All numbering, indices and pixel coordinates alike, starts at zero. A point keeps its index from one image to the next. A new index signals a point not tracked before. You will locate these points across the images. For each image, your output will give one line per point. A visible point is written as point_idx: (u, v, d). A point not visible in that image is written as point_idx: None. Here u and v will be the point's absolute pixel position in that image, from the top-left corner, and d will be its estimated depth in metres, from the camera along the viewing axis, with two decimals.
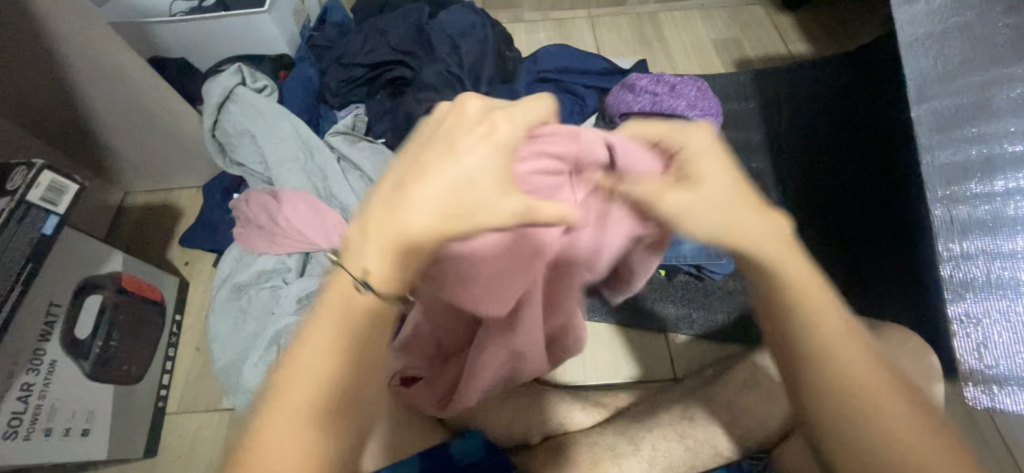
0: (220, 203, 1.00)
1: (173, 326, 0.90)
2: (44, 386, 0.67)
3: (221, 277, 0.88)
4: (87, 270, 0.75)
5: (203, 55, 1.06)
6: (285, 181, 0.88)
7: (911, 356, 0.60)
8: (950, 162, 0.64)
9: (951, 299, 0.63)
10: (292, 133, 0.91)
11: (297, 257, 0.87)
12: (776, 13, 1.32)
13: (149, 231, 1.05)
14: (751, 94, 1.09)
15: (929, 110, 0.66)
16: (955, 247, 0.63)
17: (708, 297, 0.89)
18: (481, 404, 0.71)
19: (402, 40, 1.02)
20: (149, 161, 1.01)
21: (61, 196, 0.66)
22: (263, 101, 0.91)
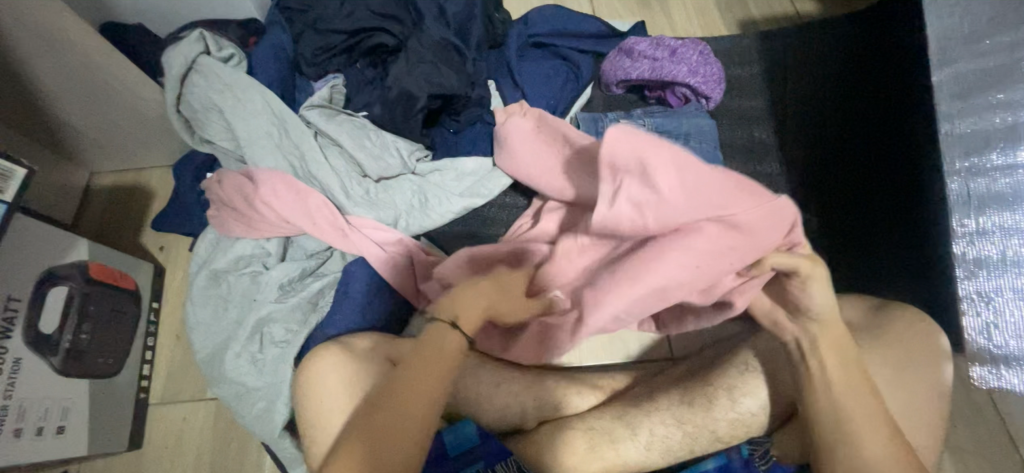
0: (193, 184, 0.94)
1: (151, 314, 0.86)
2: (9, 385, 0.63)
3: (197, 262, 0.83)
4: (46, 261, 0.70)
5: (163, 20, 0.97)
6: (258, 160, 0.82)
7: (913, 337, 0.59)
8: (970, 131, 0.60)
9: (962, 277, 0.61)
10: (263, 106, 0.83)
11: (277, 241, 0.83)
12: None
13: (120, 214, 1.00)
14: (756, 59, 1.03)
15: (951, 74, 0.61)
16: (970, 223, 0.60)
17: None
18: (474, 391, 0.69)
19: (382, 1, 0.94)
20: (112, 139, 0.94)
21: (8, 182, 0.61)
22: (230, 72, 0.84)
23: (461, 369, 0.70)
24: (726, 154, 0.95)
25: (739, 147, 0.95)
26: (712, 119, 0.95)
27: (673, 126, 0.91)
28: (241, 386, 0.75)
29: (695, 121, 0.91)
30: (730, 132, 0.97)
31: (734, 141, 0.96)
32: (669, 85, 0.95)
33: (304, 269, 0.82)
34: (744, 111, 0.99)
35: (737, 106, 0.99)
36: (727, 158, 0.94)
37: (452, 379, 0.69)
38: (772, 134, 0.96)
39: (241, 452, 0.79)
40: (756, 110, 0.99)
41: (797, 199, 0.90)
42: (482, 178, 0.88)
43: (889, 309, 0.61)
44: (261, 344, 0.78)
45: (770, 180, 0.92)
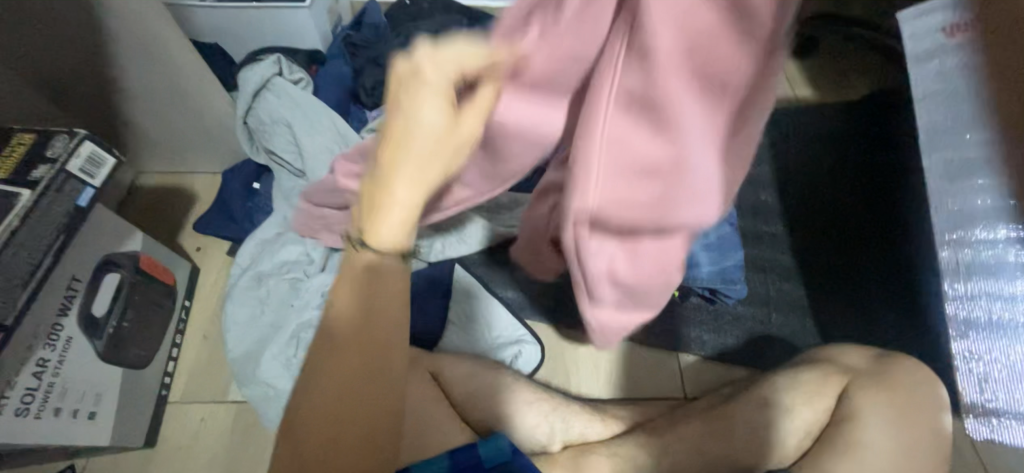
0: (241, 191, 0.99)
1: (183, 312, 0.88)
2: (58, 363, 0.64)
3: (241, 266, 0.87)
4: (109, 247, 0.72)
5: (235, 43, 1.07)
6: (318, 172, 0.87)
7: (919, 382, 0.63)
8: (956, 209, 0.69)
9: (956, 336, 0.69)
10: (329, 126, 0.91)
11: (322, 251, 0.86)
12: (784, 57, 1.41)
13: (161, 212, 1.04)
14: (763, 132, 1.16)
15: (938, 159, 0.73)
16: (959, 287, 0.69)
17: (716, 320, 0.95)
18: (506, 406, 0.72)
19: None
20: (169, 143, 1.00)
21: (98, 169, 0.64)
22: (301, 93, 0.92)
23: (495, 386, 0.73)
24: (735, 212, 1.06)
25: (746, 207, 1.07)
26: None
27: None
28: (271, 388, 0.77)
29: None
30: (739, 193, 1.08)
31: (742, 200, 1.08)
32: None
33: None
34: (751, 176, 1.10)
35: (746, 171, 1.11)
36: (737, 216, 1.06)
37: (487, 394, 0.72)
38: (776, 198, 1.08)
39: (256, 459, 0.79)
40: (763, 175, 1.10)
41: (803, 257, 1.01)
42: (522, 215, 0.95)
43: (890, 359, 0.65)
44: (296, 348, 0.79)
45: (775, 238, 1.04)
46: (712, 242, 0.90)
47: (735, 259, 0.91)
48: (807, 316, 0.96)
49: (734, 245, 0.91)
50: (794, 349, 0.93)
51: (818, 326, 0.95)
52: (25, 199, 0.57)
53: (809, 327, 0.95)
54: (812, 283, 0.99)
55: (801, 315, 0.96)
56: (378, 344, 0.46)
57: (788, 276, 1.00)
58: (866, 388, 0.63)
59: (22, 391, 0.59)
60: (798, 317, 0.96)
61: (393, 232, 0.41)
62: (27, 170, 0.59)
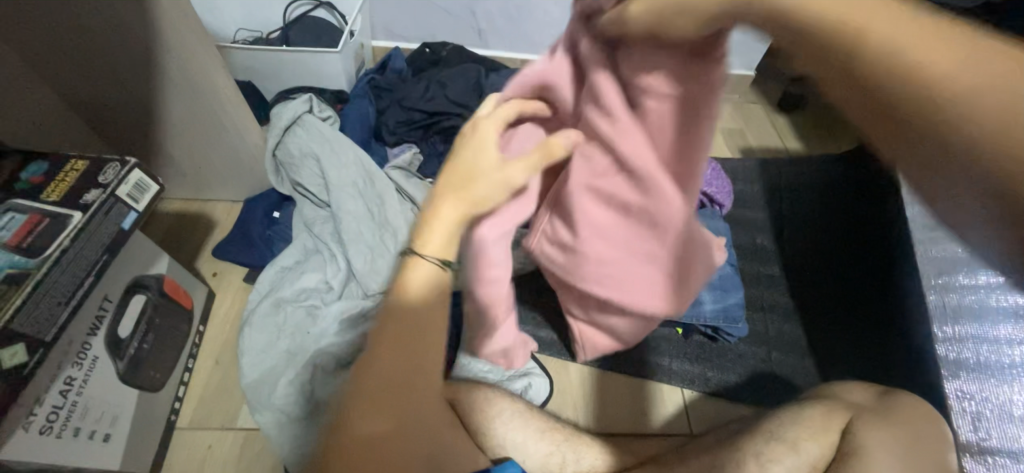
0: (262, 219, 1.03)
1: (196, 336, 0.89)
2: (83, 382, 0.65)
3: (261, 292, 0.89)
4: (139, 269, 0.75)
5: (267, 82, 1.14)
6: (342, 204, 0.92)
7: (921, 419, 0.65)
8: (942, 256, 0.77)
9: (949, 375, 0.72)
10: (354, 161, 0.96)
11: (340, 279, 0.89)
12: (773, 112, 1.53)
13: (181, 237, 1.06)
14: (756, 180, 1.25)
15: (919, 211, 0.82)
16: (948, 329, 0.74)
17: (719, 357, 0.98)
18: (520, 434, 0.73)
19: (460, 93, 1.13)
20: (196, 171, 1.04)
21: (142, 194, 0.68)
22: (330, 130, 0.98)
23: (508, 415, 0.74)
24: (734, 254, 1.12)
25: (744, 250, 1.13)
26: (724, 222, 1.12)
27: None
28: (284, 414, 0.78)
29: (710, 222, 1.08)
30: (736, 236, 1.15)
31: (740, 243, 1.14)
32: None
33: (362, 308, 0.87)
34: (747, 220, 1.17)
35: (742, 215, 1.18)
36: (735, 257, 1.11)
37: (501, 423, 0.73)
38: (771, 242, 1.14)
39: None
40: (758, 220, 1.18)
41: (799, 298, 1.06)
42: None
43: (892, 398, 0.68)
44: (311, 375, 0.81)
45: (772, 279, 1.09)
46: (713, 281, 0.96)
47: (737, 298, 0.96)
48: (806, 356, 0.99)
49: (735, 285, 0.96)
50: (795, 388, 0.95)
51: (817, 367, 0.98)
52: (76, 220, 0.60)
53: (808, 366, 0.98)
54: (808, 324, 1.03)
55: (800, 356, 0.99)
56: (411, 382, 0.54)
57: (786, 316, 1.04)
58: (870, 424, 0.65)
59: (48, 409, 0.60)
60: (797, 357, 0.99)
61: (421, 309, 0.53)
62: (79, 193, 0.62)
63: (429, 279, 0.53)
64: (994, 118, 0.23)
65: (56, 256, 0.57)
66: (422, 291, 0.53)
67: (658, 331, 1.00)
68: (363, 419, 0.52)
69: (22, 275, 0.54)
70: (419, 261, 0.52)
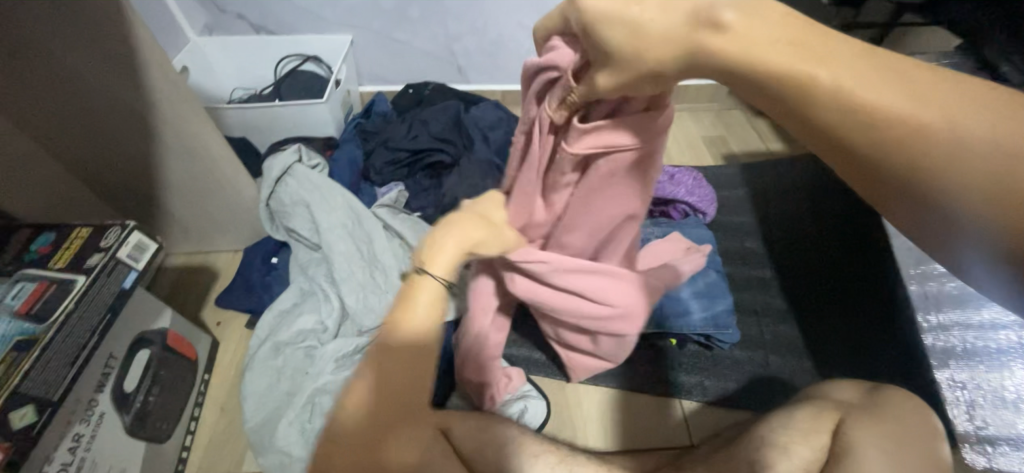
0: (261, 266, 1.08)
1: (201, 385, 0.92)
2: (91, 438, 0.68)
3: (260, 337, 0.92)
4: (142, 325, 0.79)
5: (261, 136, 1.21)
6: (332, 245, 0.95)
7: (913, 414, 0.64)
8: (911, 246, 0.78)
9: (939, 366, 0.70)
10: (342, 204, 1.01)
11: (334, 318, 0.92)
12: (753, 116, 1.55)
13: (186, 289, 1.11)
14: (740, 184, 1.26)
15: None
16: (932, 319, 0.72)
17: (715, 365, 0.98)
18: (514, 459, 0.73)
19: (442, 130, 1.18)
20: (197, 226, 1.09)
21: (141, 254, 0.73)
22: (318, 176, 1.03)
23: (502, 440, 0.75)
24: (723, 260, 1.13)
25: (733, 255, 1.14)
26: (709, 229, 1.13)
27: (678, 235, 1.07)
28: (286, 456, 0.80)
29: (695, 231, 1.10)
30: (724, 241, 1.16)
31: (729, 249, 1.15)
32: (671, 202, 1.14)
33: (357, 345, 0.90)
34: (734, 225, 1.19)
35: (728, 220, 1.20)
36: (725, 263, 1.12)
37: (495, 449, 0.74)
38: (760, 245, 1.15)
39: None
40: (745, 224, 1.19)
41: (792, 299, 1.06)
42: None
43: (883, 394, 0.68)
44: (311, 414, 0.83)
45: (763, 282, 1.09)
46: (700, 289, 0.99)
47: (725, 305, 0.97)
48: (805, 357, 0.98)
49: (723, 291, 0.99)
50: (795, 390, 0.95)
51: (817, 367, 0.97)
52: (80, 284, 0.65)
53: (807, 367, 0.97)
54: (802, 325, 1.03)
55: (798, 357, 0.98)
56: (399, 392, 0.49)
57: (780, 318, 1.04)
58: (860, 421, 0.65)
59: (57, 467, 0.63)
60: (796, 359, 0.98)
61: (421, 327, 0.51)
62: (82, 259, 0.67)
63: (433, 299, 0.52)
64: (990, 133, 0.27)
65: (60, 321, 0.61)
66: (430, 302, 0.52)
67: (652, 344, 1.00)
68: (347, 401, 0.49)
69: (30, 341, 0.59)
70: (420, 277, 0.53)
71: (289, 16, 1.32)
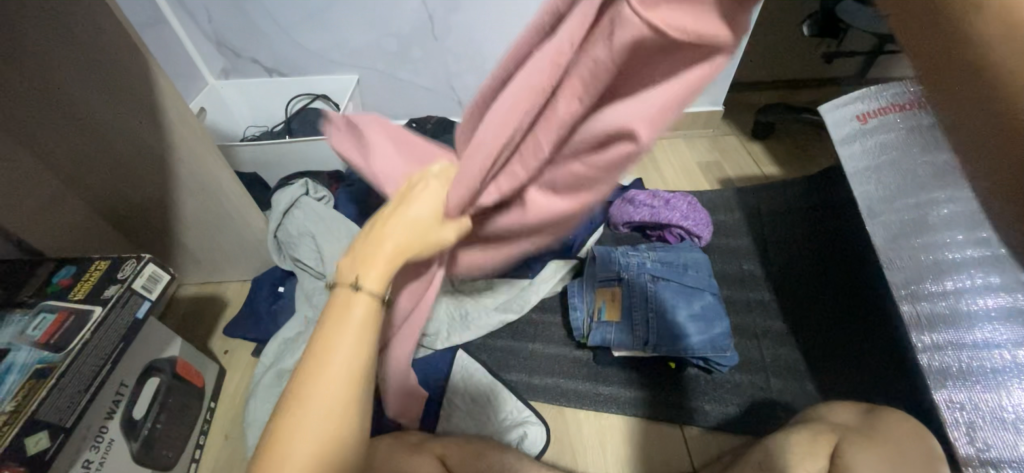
0: (269, 295, 1.11)
1: (207, 413, 0.94)
2: (99, 465, 0.70)
3: (265, 364, 0.95)
4: (153, 354, 0.82)
5: (272, 171, 1.27)
6: None
7: (909, 438, 0.65)
8: (905, 268, 0.79)
9: (937, 385, 0.71)
10: (347, 234, 1.05)
11: None
12: (748, 141, 1.59)
13: (197, 319, 1.15)
14: (736, 207, 1.28)
15: (881, 224, 0.84)
16: (926, 338, 0.73)
17: (715, 389, 0.98)
18: None
19: None
20: (210, 258, 1.14)
21: (155, 284, 0.77)
22: (325, 209, 1.08)
23: (500, 465, 0.76)
24: (721, 282, 1.14)
25: (730, 277, 1.15)
26: (705, 252, 1.15)
27: (673, 258, 1.09)
28: None
29: (690, 254, 1.10)
30: (721, 264, 1.17)
31: (726, 271, 1.16)
32: (666, 227, 1.17)
33: None
34: (731, 249, 1.20)
35: (724, 243, 1.21)
36: (723, 286, 1.13)
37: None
38: (757, 267, 1.16)
39: None
40: (741, 247, 1.20)
41: (793, 321, 1.06)
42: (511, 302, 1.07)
43: (878, 416, 0.69)
44: None
45: (762, 304, 1.10)
46: (697, 312, 1.00)
47: (721, 328, 0.97)
48: (806, 380, 0.98)
49: (718, 314, 0.99)
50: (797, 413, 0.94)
51: (819, 390, 0.96)
52: (97, 314, 0.68)
53: (809, 390, 0.96)
54: (804, 347, 1.02)
55: (800, 380, 0.98)
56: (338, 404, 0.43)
57: (780, 340, 1.04)
58: (855, 446, 0.65)
59: None
60: (797, 381, 0.98)
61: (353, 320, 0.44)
62: (100, 290, 0.72)
63: (369, 311, 0.45)
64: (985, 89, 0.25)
65: (76, 350, 0.64)
66: (367, 312, 0.45)
67: (651, 368, 1.01)
68: (290, 445, 0.42)
69: (48, 369, 0.62)
70: (356, 293, 0.45)
71: (300, 59, 1.42)
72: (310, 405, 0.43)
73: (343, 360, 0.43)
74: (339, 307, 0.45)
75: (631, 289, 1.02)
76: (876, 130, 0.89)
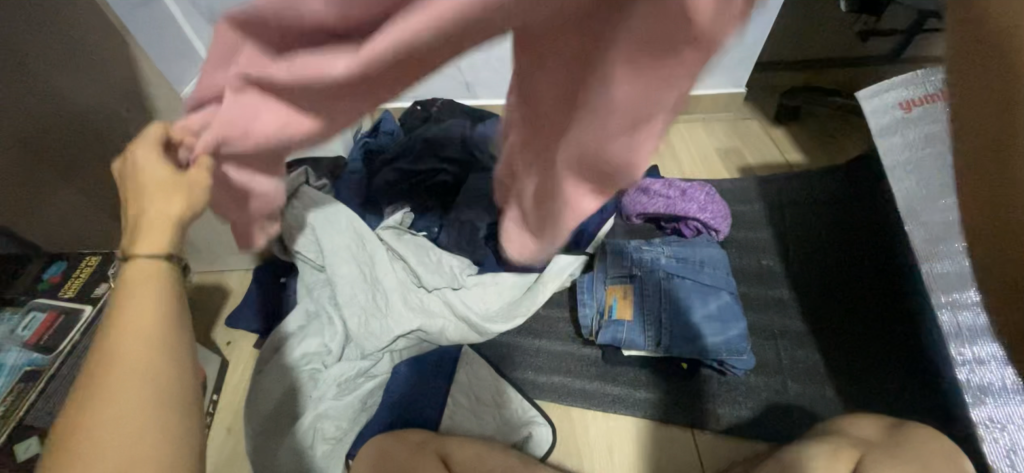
0: (270, 287, 1.09)
1: (210, 406, 0.94)
2: None
3: (261, 358, 0.93)
4: None
5: None
6: (337, 267, 0.96)
7: (944, 458, 0.60)
8: (942, 271, 0.73)
9: (974, 403, 0.66)
10: (347, 224, 1.00)
11: (338, 342, 0.92)
12: (770, 126, 1.50)
13: (197, 311, 1.12)
14: (756, 199, 1.22)
15: (919, 225, 0.76)
16: (966, 352, 0.68)
17: (731, 392, 0.94)
18: None
19: (448, 148, 1.19)
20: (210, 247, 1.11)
21: None
22: (322, 196, 1.02)
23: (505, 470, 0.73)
24: (738, 279, 1.08)
25: (748, 273, 1.09)
26: (721, 248, 1.09)
27: (690, 254, 1.03)
28: None
29: (706, 250, 1.04)
30: (738, 259, 1.11)
31: (744, 267, 1.10)
32: (682, 219, 1.11)
33: (359, 369, 0.91)
34: (750, 242, 1.14)
35: (742, 237, 1.15)
36: (739, 283, 1.08)
37: None
38: (778, 263, 1.10)
39: None
40: (761, 240, 1.14)
41: (812, 321, 1.01)
42: (495, 285, 0.98)
43: (903, 431, 0.64)
44: (312, 440, 0.84)
45: (781, 303, 1.04)
46: (713, 312, 0.95)
47: (739, 329, 0.93)
48: (826, 384, 0.93)
49: (734, 315, 0.95)
50: (814, 420, 0.90)
51: (838, 395, 0.92)
52: (86, 313, 0.66)
53: (829, 396, 0.92)
54: (824, 350, 0.97)
55: (819, 384, 0.93)
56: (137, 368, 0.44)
57: (800, 342, 0.99)
58: (883, 462, 0.61)
59: None
60: (815, 385, 0.93)
61: (137, 330, 0.45)
62: (90, 289, 0.69)
63: (151, 281, 0.46)
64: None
65: (66, 352, 0.63)
66: (147, 281, 0.46)
67: (662, 368, 0.96)
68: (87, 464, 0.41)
69: (37, 372, 0.61)
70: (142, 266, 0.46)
71: None
72: (126, 366, 0.43)
73: (141, 332, 0.45)
74: (134, 280, 0.46)
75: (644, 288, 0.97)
76: (922, 119, 0.81)
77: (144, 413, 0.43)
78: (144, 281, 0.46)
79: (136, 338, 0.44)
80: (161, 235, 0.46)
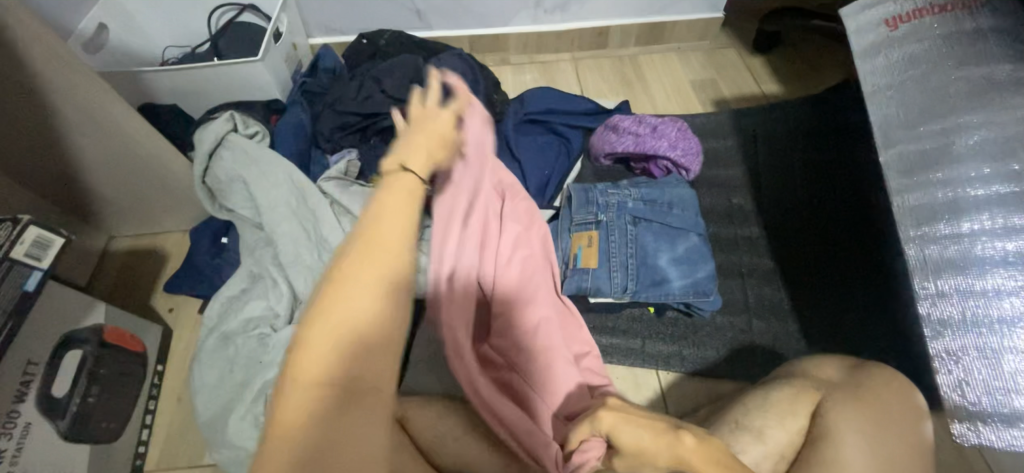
0: (208, 248, 0.99)
1: (155, 377, 0.87)
2: (16, 451, 0.64)
3: (206, 325, 0.86)
4: (69, 324, 0.73)
5: (195, 102, 1.08)
6: (277, 226, 0.87)
7: (892, 394, 0.61)
8: (917, 204, 0.68)
9: (931, 337, 0.65)
10: (286, 178, 0.91)
11: (286, 304, 0.86)
12: (747, 55, 1.41)
13: (132, 276, 1.02)
14: (730, 134, 1.16)
15: (895, 155, 0.71)
16: (929, 285, 0.65)
17: (698, 332, 0.93)
18: (473, 449, 0.70)
19: (398, 87, 1.06)
20: (136, 207, 0.99)
21: (46, 250, 0.65)
22: (256, 147, 0.92)
23: (462, 427, 0.73)
24: (708, 219, 1.04)
25: (719, 212, 1.05)
26: (692, 187, 1.04)
27: (657, 196, 0.98)
28: (242, 450, 0.77)
29: (676, 190, 0.99)
30: (709, 198, 1.07)
31: (714, 206, 1.06)
32: (650, 157, 1.05)
33: None
34: (723, 180, 1.09)
35: (714, 175, 1.10)
36: (709, 223, 1.04)
37: (453, 437, 0.71)
38: (748, 201, 1.06)
39: None
40: (733, 178, 1.09)
41: (779, 259, 0.99)
42: None
43: (864, 370, 0.64)
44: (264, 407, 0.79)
45: (750, 241, 1.02)
46: (680, 255, 0.92)
47: (707, 270, 0.91)
48: (789, 321, 0.93)
49: (703, 256, 0.92)
50: (778, 356, 0.90)
51: (801, 330, 0.92)
52: None
53: (792, 331, 0.92)
54: (789, 287, 0.96)
55: (782, 321, 0.93)
56: (357, 296, 0.41)
57: (766, 280, 0.97)
58: (841, 405, 0.61)
59: None
60: (779, 321, 0.93)
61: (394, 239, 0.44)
62: None
63: (405, 189, 0.47)
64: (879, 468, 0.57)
65: None
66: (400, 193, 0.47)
67: (629, 313, 0.95)
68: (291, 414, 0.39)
69: None
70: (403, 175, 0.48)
71: None
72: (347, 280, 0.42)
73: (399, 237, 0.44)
74: (391, 187, 0.47)
75: (609, 234, 0.93)
76: (907, 38, 0.73)
77: (351, 340, 0.41)
78: (409, 192, 0.47)
79: (398, 230, 0.44)
80: (423, 161, 0.51)
